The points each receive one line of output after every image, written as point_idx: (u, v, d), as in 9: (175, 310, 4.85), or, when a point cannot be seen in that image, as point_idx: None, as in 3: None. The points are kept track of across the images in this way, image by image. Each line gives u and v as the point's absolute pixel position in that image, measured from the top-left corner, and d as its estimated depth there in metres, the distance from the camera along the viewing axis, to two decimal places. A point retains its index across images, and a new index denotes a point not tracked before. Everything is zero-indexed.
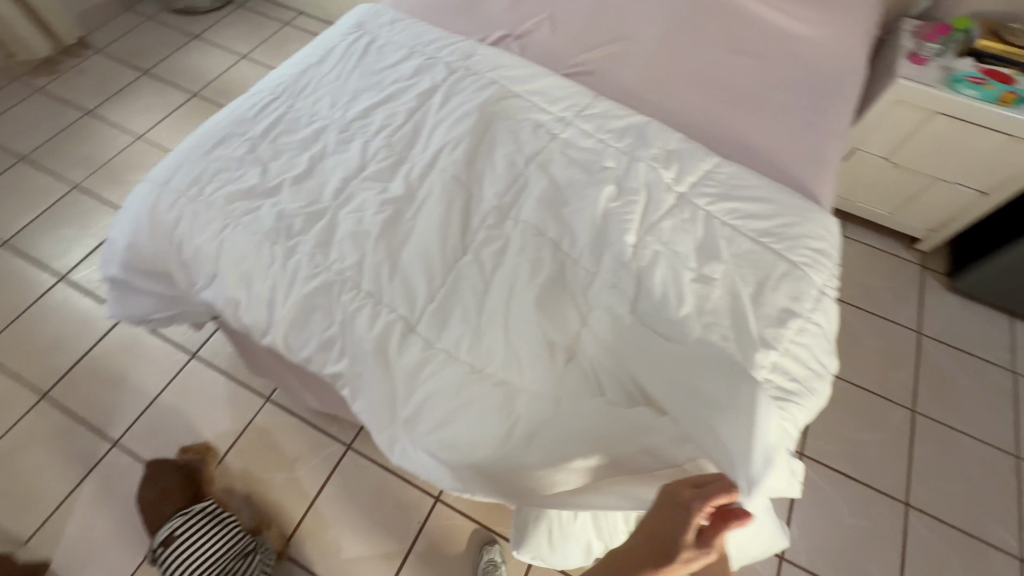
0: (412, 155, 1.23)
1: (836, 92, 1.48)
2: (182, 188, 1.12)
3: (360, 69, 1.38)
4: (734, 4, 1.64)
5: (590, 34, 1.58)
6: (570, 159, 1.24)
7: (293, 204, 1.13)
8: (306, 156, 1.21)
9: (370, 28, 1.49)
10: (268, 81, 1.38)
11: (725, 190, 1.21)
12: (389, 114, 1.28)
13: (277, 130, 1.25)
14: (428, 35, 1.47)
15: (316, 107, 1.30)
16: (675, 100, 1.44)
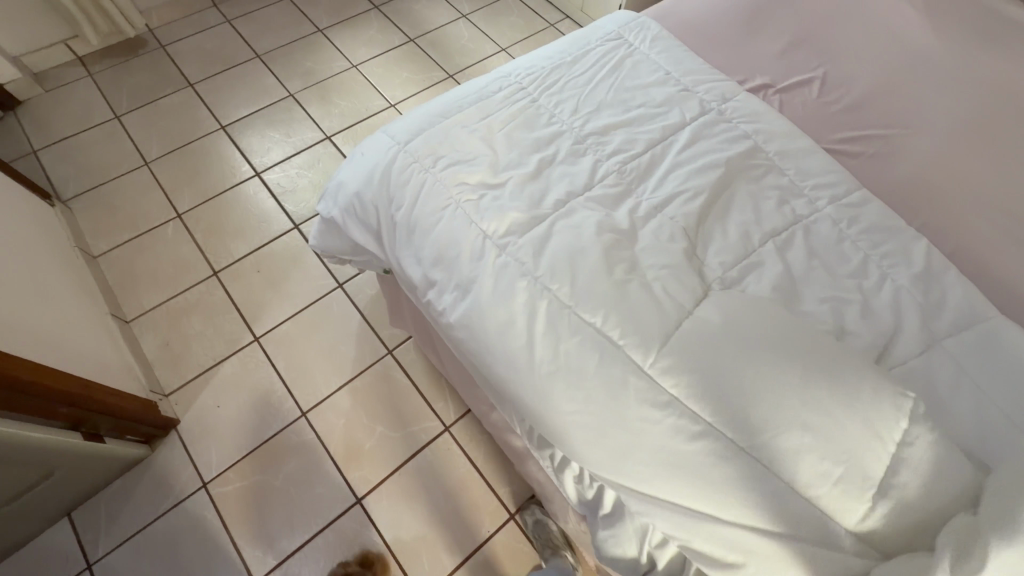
0: (642, 190, 1.15)
1: None
2: (419, 155, 1.15)
3: (612, 81, 1.31)
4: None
5: (867, 108, 1.37)
6: (815, 251, 1.09)
7: (514, 201, 1.09)
8: (537, 156, 1.17)
9: (630, 40, 1.41)
10: (518, 66, 1.36)
11: (1001, 356, 0.98)
12: (629, 138, 1.21)
13: (517, 120, 1.22)
14: (688, 64, 1.36)
15: (558, 109, 1.25)
16: (954, 217, 1.21)
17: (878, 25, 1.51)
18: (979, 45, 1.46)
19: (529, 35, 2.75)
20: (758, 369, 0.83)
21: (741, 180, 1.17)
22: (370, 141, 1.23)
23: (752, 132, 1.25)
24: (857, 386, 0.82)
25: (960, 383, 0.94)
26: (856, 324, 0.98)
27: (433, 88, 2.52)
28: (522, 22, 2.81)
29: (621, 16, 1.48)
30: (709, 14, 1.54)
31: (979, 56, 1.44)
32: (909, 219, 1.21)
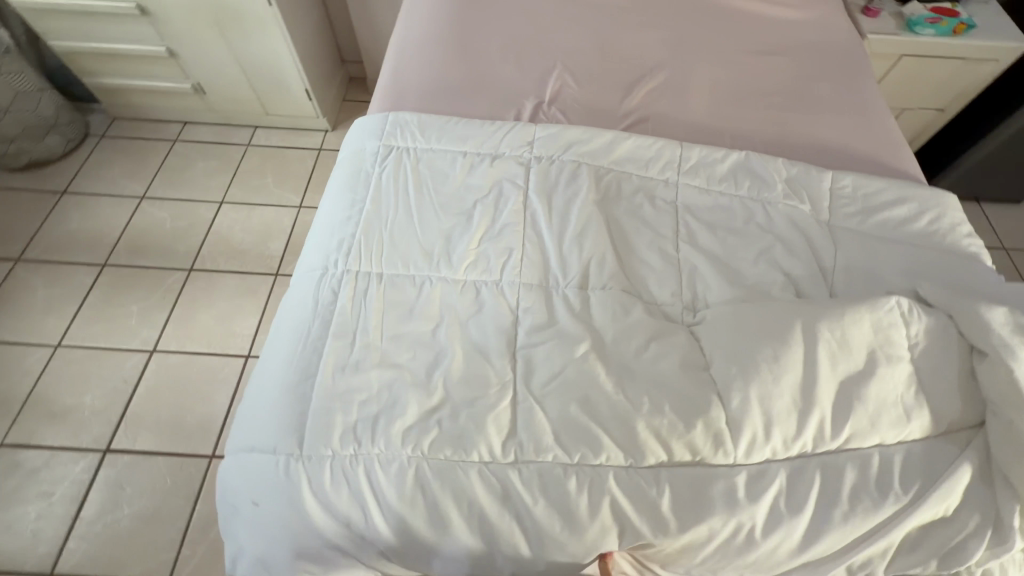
0: (558, 281, 1.04)
1: (853, 69, 1.55)
2: (327, 447, 0.84)
3: (430, 198, 1.13)
4: (723, 9, 1.65)
5: (618, 74, 1.47)
6: (712, 223, 1.13)
7: (475, 402, 0.89)
8: (443, 334, 0.96)
9: (400, 143, 1.22)
10: (323, 251, 1.07)
11: (864, 205, 1.17)
12: (500, 244, 1.07)
13: (389, 311, 0.98)
14: (472, 132, 1.24)
15: (411, 267, 1.04)
16: (740, 119, 1.40)
17: (562, 9, 1.63)
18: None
19: (235, 170, 2.31)
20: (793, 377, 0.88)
21: (613, 207, 1.14)
22: (240, 478, 0.86)
23: (577, 156, 1.22)
24: (854, 325, 0.91)
25: (870, 246, 1.10)
26: (791, 262, 1.06)
27: (182, 296, 1.96)
28: (213, 161, 2.32)
29: (368, 124, 1.27)
30: (435, 73, 1.43)
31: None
32: (722, 139, 1.36)
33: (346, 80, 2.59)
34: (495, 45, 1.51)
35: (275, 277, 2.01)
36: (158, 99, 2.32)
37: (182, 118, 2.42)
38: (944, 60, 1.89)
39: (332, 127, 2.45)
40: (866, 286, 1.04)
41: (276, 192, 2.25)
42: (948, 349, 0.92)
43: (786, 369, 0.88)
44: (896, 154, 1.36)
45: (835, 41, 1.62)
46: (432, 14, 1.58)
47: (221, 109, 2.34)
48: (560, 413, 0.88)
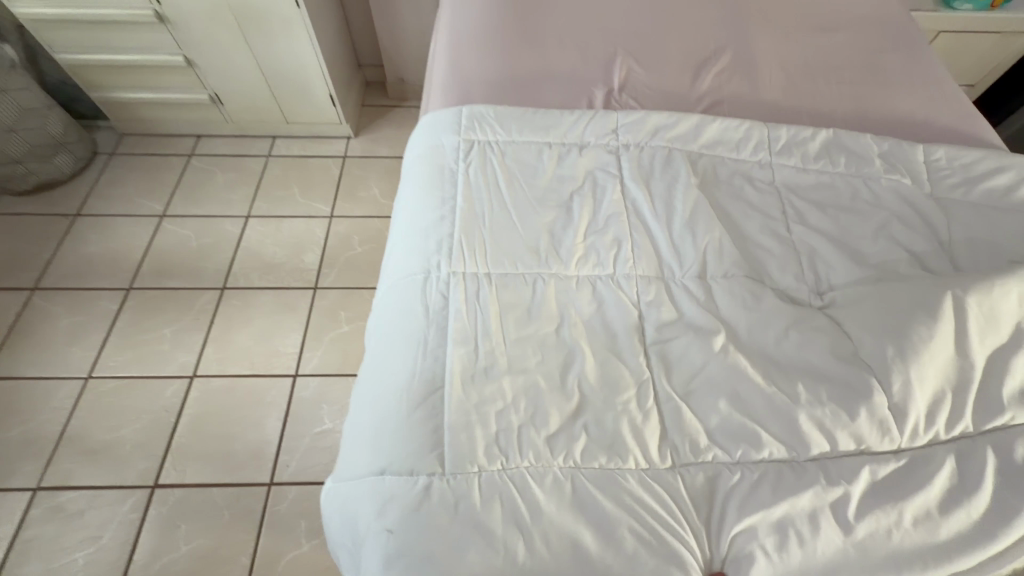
0: (676, 271, 0.97)
1: (912, 41, 1.53)
2: (472, 465, 0.77)
3: (523, 193, 1.06)
4: None
5: (683, 58, 1.43)
6: (817, 202, 1.08)
7: (618, 406, 0.82)
8: (568, 334, 0.89)
9: (479, 136, 1.14)
10: (419, 254, 0.99)
11: (963, 176, 1.15)
12: (608, 237, 1.00)
13: (507, 316, 0.91)
14: (552, 121, 1.17)
15: (518, 265, 0.96)
16: (813, 97, 1.38)
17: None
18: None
19: (258, 182, 2.20)
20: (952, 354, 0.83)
21: (713, 192, 1.09)
22: (368, 507, 0.76)
23: (666, 140, 1.15)
24: (1001, 298, 0.88)
25: (984, 217, 1.07)
26: (908, 237, 1.02)
27: (218, 316, 1.85)
28: (234, 174, 2.22)
29: (440, 118, 1.18)
30: (496, 65, 1.37)
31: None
32: (800, 119, 1.32)
33: (363, 84, 2.50)
34: (552, 33, 1.45)
35: (315, 290, 1.92)
36: (171, 111, 2.20)
37: (197, 131, 2.31)
38: (981, 35, 1.91)
39: (355, 133, 2.36)
40: (990, 255, 1.00)
41: (304, 201, 2.15)
42: None
43: (943, 348, 0.83)
44: (973, 123, 1.34)
45: (889, 14, 1.60)
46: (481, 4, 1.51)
47: (239, 120, 2.25)
48: (711, 412, 0.82)
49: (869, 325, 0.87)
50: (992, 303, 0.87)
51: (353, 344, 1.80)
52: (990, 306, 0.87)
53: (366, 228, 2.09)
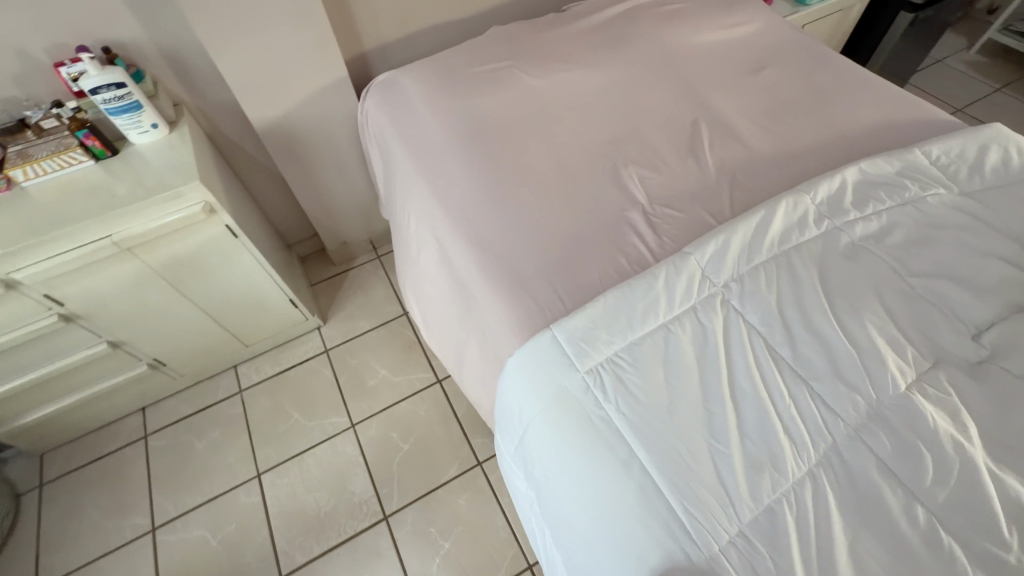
0: (874, 396, 0.93)
1: (823, 55, 1.70)
2: None
3: (685, 393, 0.95)
4: (696, 44, 1.69)
5: (675, 150, 1.44)
6: (903, 244, 1.14)
7: None
8: (852, 541, 0.81)
9: (595, 352, 1.01)
10: (646, 534, 0.85)
11: (965, 165, 1.29)
12: (796, 405, 0.94)
13: (786, 557, 0.80)
14: (648, 296, 1.08)
15: (750, 492, 0.85)
16: (802, 138, 1.44)
17: (572, 104, 1.52)
18: (614, 51, 1.62)
19: (247, 426, 1.85)
20: None
21: (825, 279, 1.09)
22: None
23: (748, 252, 1.15)
24: None
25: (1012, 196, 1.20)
26: (993, 244, 1.11)
27: None
28: (214, 432, 1.84)
29: (540, 355, 1.04)
30: (524, 233, 1.26)
31: (626, 57, 1.61)
32: (809, 162, 1.37)
33: (301, 263, 2.24)
34: (550, 175, 1.37)
35: (387, 519, 1.65)
36: (102, 402, 1.77)
37: (140, 404, 1.89)
38: (831, 16, 2.21)
39: (323, 320, 2.11)
40: None
41: (313, 423, 1.85)
42: None
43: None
44: (922, 108, 1.50)
45: (790, 36, 1.76)
46: (459, 172, 1.39)
47: (190, 370, 1.88)
48: None
49: None
50: None
51: (467, 557, 1.57)
52: None
53: (399, 418, 1.85)
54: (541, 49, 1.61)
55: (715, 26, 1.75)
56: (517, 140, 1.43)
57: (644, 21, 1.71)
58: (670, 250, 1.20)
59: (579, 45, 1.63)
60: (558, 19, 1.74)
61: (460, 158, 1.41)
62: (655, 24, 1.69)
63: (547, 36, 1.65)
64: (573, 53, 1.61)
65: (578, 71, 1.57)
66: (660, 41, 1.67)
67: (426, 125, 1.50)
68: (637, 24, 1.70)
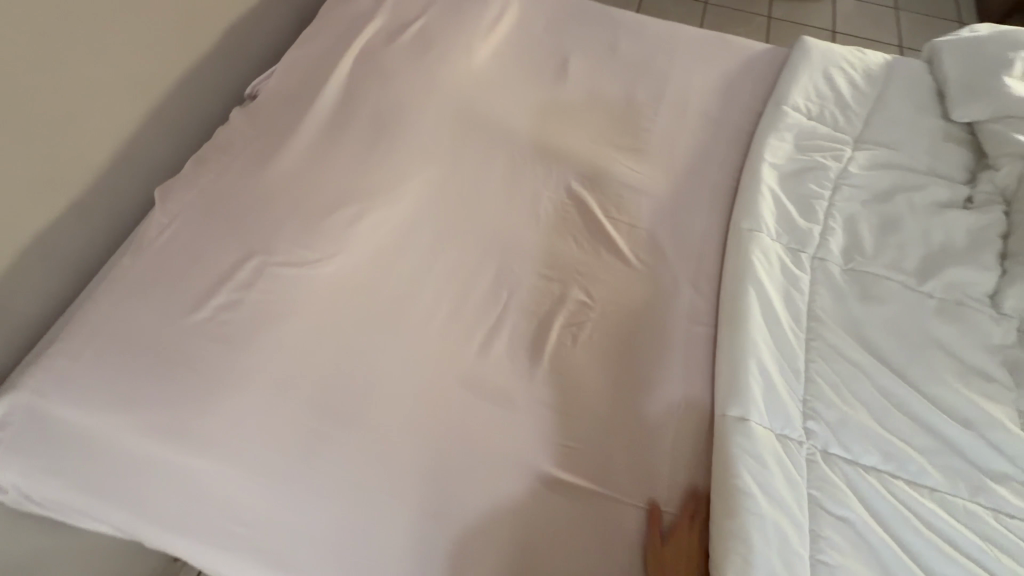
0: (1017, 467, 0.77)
1: (602, 17, 1.34)
2: None
3: None
4: (473, 71, 1.15)
5: (577, 245, 1.00)
6: (879, 239, 0.96)
7: None
8: None
9: None
10: None
11: (830, 103, 1.14)
12: (993, 543, 0.72)
13: None
14: (768, 535, 0.70)
15: None
16: (679, 144, 1.13)
17: (406, 269, 0.94)
18: (392, 139, 1.01)
19: None
20: None
21: (870, 343, 0.86)
22: None
23: (786, 363, 0.84)
24: None
25: (888, 125, 1.11)
26: (932, 194, 1.01)
27: None
28: None
29: None
30: (527, 548, 0.74)
31: (417, 141, 1.03)
32: (711, 177, 1.09)
33: None
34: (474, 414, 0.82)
35: None
36: None
37: None
38: None
39: None
40: (941, 147, 1.09)
41: None
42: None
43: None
44: (734, 46, 1.31)
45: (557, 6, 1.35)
46: (344, 530, 0.75)
47: None
48: None
49: None
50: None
51: None
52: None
53: None
54: (286, 198, 0.91)
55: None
56: (385, 395, 0.82)
57: (395, 64, 1.08)
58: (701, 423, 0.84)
59: (338, 157, 0.97)
60: (262, 122, 1.00)
61: (323, 497, 0.76)
62: (412, 64, 1.09)
63: (276, 169, 0.93)
64: (342, 179, 0.95)
65: (373, 207, 0.95)
66: (434, 92, 1.08)
67: (201, 473, 0.75)
68: (389, 74, 1.07)
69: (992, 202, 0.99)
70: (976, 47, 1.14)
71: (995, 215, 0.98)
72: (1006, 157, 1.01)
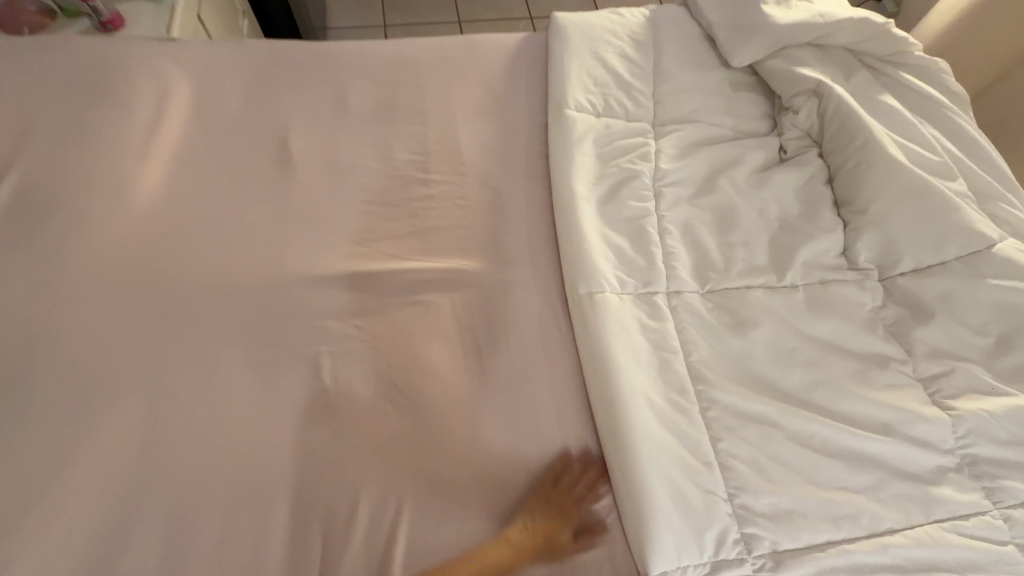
0: (946, 451, 0.68)
1: (312, 62, 1.01)
2: None
3: None
4: (144, 223, 0.79)
5: (393, 407, 0.71)
6: (723, 242, 0.82)
7: None
8: None
9: None
10: None
11: (611, 90, 0.97)
12: (966, 566, 0.62)
13: None
14: None
15: None
16: (471, 202, 0.88)
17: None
18: (37, 413, 0.65)
19: None
20: (930, 195, 0.81)
21: (766, 381, 0.71)
22: None
23: (693, 455, 0.66)
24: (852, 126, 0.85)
25: (676, 97, 0.96)
26: (749, 163, 0.89)
27: None
28: None
29: None
30: None
31: (76, 391, 0.67)
32: (522, 232, 0.86)
33: None
34: None
35: None
36: None
37: None
38: None
39: None
40: (735, 102, 0.97)
41: None
42: (810, 64, 0.94)
43: (919, 171, 0.83)
44: (484, 50, 1.07)
45: (249, 67, 0.98)
46: None
47: None
48: None
49: (913, 241, 0.81)
50: (856, 135, 0.85)
51: None
52: (861, 138, 0.85)
53: None
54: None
55: (140, 156, 0.85)
56: None
57: (6, 295, 0.72)
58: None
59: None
60: None
61: None
62: (35, 282, 0.73)
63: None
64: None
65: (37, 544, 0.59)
66: (88, 293, 0.73)
67: None
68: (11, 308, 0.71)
69: (802, 150, 0.91)
70: None
71: (812, 164, 0.88)
72: (797, 99, 0.92)
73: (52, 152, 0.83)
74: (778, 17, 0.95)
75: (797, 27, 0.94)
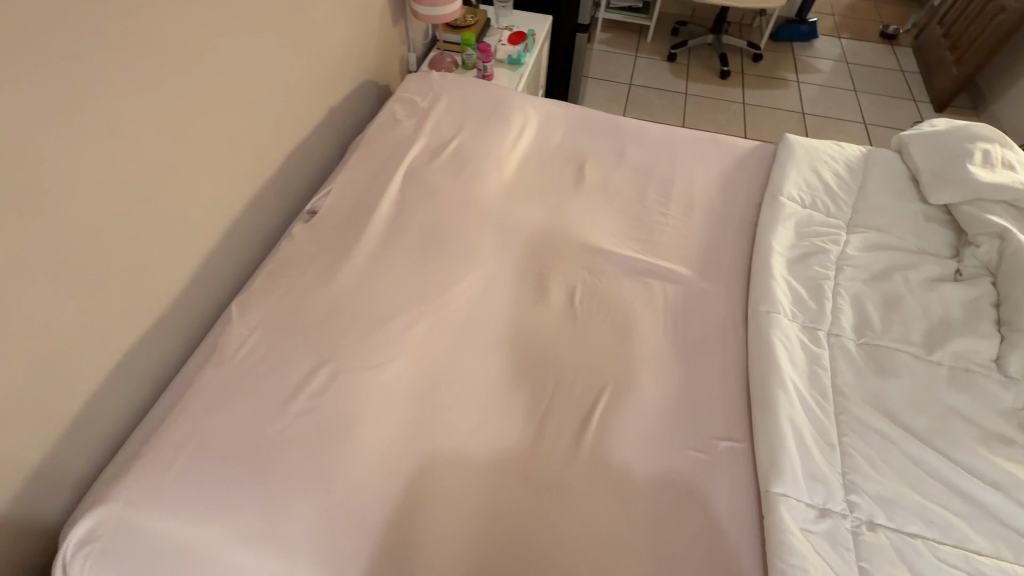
0: None
1: (608, 126, 1.53)
2: None
3: None
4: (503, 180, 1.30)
5: (613, 333, 1.09)
6: (885, 315, 1.06)
7: None
8: None
9: None
10: None
11: (820, 193, 1.30)
12: None
13: None
14: None
15: None
16: (693, 236, 1.26)
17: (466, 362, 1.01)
18: (441, 249, 1.11)
19: None
20: None
21: (895, 415, 0.93)
22: None
23: (821, 436, 0.91)
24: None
25: (873, 212, 1.25)
26: (924, 271, 1.13)
27: None
28: None
29: None
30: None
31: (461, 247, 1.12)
32: (725, 264, 1.21)
33: None
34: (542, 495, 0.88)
35: None
36: None
37: None
38: (539, 61, 2.07)
39: None
40: (925, 228, 1.22)
41: None
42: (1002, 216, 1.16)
43: None
44: (725, 147, 1.49)
45: (569, 119, 1.53)
46: None
47: None
48: None
49: None
50: None
51: None
52: None
53: None
54: (347, 315, 0.99)
55: None
56: (458, 480, 0.88)
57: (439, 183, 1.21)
58: (751, 493, 0.88)
59: (388, 271, 1.06)
60: (322, 240, 1.10)
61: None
62: (453, 183, 1.22)
63: (333, 289, 1.02)
64: (397, 289, 1.04)
65: (429, 313, 1.02)
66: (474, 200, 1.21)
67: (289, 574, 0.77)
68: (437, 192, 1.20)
69: (976, 276, 1.12)
70: (938, 141, 1.31)
71: (984, 287, 1.09)
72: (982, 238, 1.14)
73: (464, 123, 1.38)
74: (981, 176, 1.20)
75: (997, 186, 1.18)
